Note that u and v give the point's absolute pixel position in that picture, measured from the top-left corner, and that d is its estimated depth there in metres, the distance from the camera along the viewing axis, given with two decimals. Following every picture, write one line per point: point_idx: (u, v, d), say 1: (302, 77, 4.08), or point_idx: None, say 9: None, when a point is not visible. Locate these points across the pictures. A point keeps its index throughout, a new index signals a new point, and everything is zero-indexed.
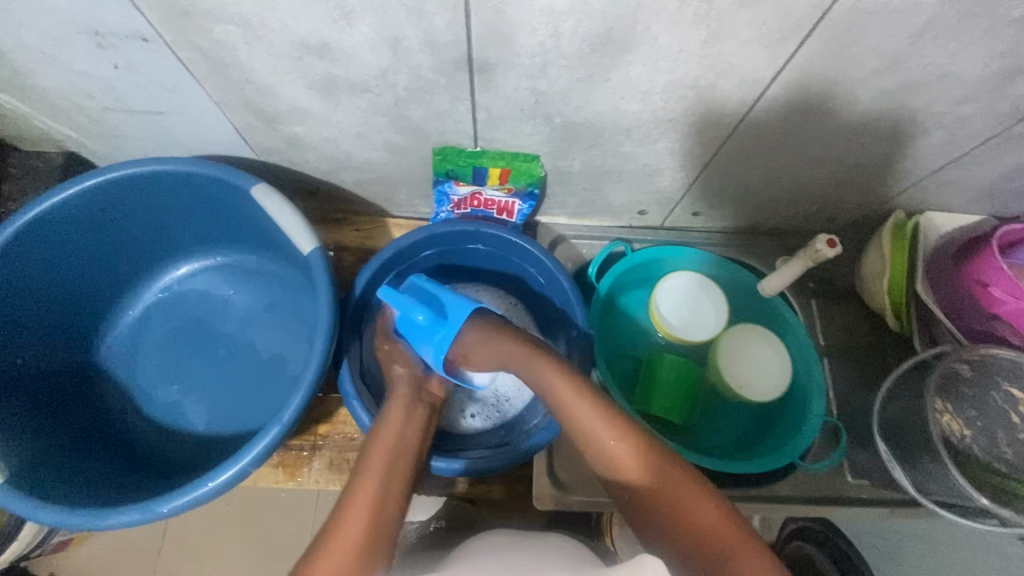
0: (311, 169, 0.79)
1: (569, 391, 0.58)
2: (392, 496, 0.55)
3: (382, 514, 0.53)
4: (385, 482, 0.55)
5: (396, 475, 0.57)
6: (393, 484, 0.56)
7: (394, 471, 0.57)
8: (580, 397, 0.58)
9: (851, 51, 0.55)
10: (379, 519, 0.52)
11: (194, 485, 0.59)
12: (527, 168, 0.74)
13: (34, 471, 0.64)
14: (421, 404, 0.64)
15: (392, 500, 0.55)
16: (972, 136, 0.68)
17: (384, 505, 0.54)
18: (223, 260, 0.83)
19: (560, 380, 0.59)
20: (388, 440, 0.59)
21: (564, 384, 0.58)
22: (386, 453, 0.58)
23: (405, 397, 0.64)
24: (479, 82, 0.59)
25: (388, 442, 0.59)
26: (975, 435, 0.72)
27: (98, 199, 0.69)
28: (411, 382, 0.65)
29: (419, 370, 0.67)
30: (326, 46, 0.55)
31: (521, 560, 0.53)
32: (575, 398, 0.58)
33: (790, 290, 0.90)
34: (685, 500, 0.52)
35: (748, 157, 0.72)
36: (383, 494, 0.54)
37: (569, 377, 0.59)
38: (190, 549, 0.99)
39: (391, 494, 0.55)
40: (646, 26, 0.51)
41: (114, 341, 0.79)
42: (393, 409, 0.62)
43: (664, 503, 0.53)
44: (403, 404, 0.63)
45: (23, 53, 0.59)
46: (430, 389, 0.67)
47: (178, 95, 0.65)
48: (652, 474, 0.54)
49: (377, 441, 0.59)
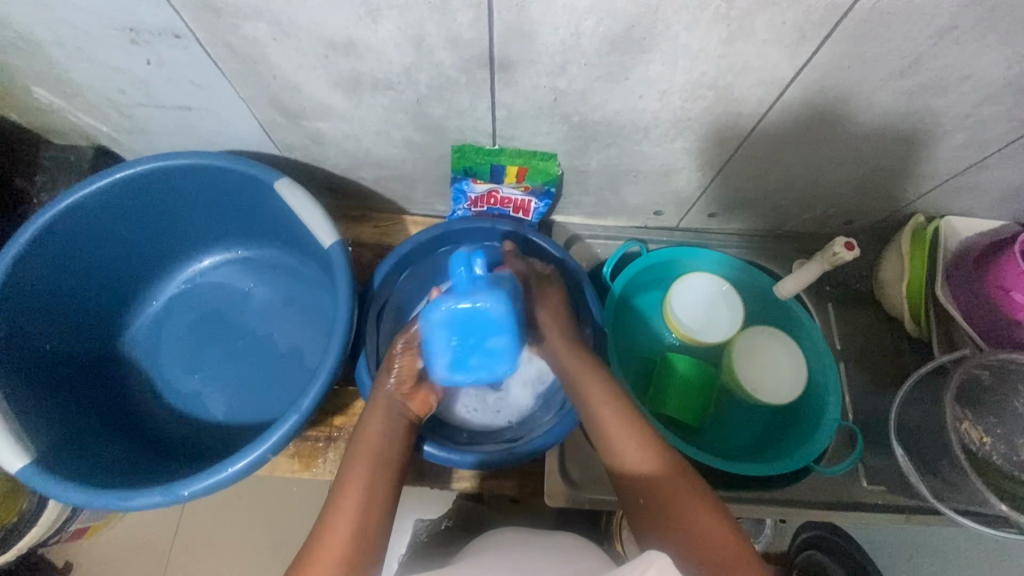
0: (332, 165, 0.80)
1: (586, 371, 0.67)
2: (374, 507, 0.58)
3: (363, 533, 0.56)
4: (367, 495, 0.58)
5: (376, 494, 0.59)
6: (375, 504, 0.58)
7: (375, 488, 0.59)
8: (597, 378, 0.67)
9: (871, 51, 0.55)
10: (362, 532, 0.55)
11: (214, 469, 0.60)
12: (544, 167, 0.75)
13: (60, 454, 0.65)
14: (401, 421, 0.65)
15: (374, 511, 0.57)
16: (995, 138, 0.67)
17: (367, 518, 0.57)
18: (244, 254, 0.85)
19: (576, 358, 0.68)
20: (369, 457, 0.61)
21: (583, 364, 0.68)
22: (367, 472, 0.60)
23: (381, 412, 0.64)
24: (500, 80, 0.60)
25: (368, 461, 0.60)
26: (995, 444, 0.70)
27: (129, 190, 0.71)
28: (389, 398, 0.65)
29: (404, 387, 0.67)
30: (351, 44, 0.56)
31: (523, 562, 0.53)
32: (597, 382, 0.66)
33: (807, 293, 0.89)
34: (675, 494, 0.56)
35: (765, 158, 0.72)
36: (364, 512, 0.57)
37: (589, 358, 0.68)
38: (204, 539, 1.01)
39: (371, 506, 0.58)
40: (667, 25, 0.52)
41: (138, 331, 0.81)
42: (373, 424, 0.63)
43: (658, 495, 0.57)
44: (383, 417, 0.64)
45: (60, 49, 0.61)
46: (410, 406, 0.66)
47: (206, 91, 0.66)
48: (654, 465, 0.59)
49: (358, 458, 0.61)
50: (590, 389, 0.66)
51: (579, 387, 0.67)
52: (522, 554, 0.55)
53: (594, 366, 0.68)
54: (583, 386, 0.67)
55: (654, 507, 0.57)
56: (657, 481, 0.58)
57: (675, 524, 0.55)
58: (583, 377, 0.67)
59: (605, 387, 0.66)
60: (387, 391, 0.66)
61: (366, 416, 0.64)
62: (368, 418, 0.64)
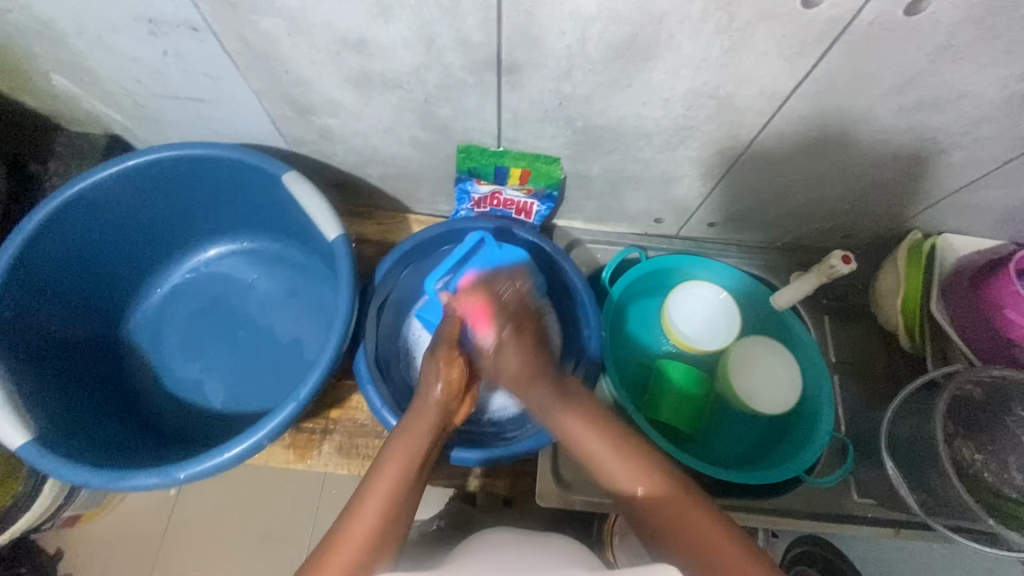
0: (339, 161, 0.82)
1: (508, 331, 0.64)
2: (394, 523, 0.57)
3: (375, 544, 0.55)
4: (390, 507, 0.57)
5: (395, 507, 0.57)
6: (396, 516, 0.57)
7: (397, 499, 0.58)
8: (520, 343, 0.64)
9: (869, 67, 0.56)
10: (376, 543, 0.55)
11: (208, 454, 0.61)
12: (548, 170, 0.76)
13: (60, 433, 0.66)
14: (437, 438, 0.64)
15: (394, 524, 0.57)
16: (992, 158, 0.68)
17: (381, 532, 0.56)
18: (249, 245, 0.86)
19: (492, 317, 0.65)
20: (397, 469, 0.59)
21: (506, 326, 0.65)
22: (393, 481, 0.59)
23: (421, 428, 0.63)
24: (507, 83, 0.62)
25: (397, 469, 0.59)
26: (987, 462, 0.71)
27: (137, 178, 0.73)
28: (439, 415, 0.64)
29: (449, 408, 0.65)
30: (364, 42, 0.58)
31: (510, 563, 0.52)
32: (527, 350, 0.65)
33: (804, 306, 0.90)
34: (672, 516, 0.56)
35: (765, 170, 0.73)
36: (380, 526, 0.56)
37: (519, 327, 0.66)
38: (195, 530, 1.01)
39: (393, 521, 0.57)
40: (670, 34, 0.53)
41: (142, 317, 0.83)
42: (412, 438, 0.62)
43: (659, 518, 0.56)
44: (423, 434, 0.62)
45: (80, 37, 0.63)
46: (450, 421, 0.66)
47: (220, 83, 0.68)
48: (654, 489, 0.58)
49: (387, 466, 0.60)
50: (512, 358, 0.64)
51: (495, 351, 0.64)
52: (516, 550, 0.56)
53: (519, 326, 0.65)
54: (501, 353, 0.64)
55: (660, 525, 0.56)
56: (658, 503, 0.57)
57: (681, 541, 0.54)
58: (502, 339, 0.64)
59: (526, 352, 0.64)
60: (437, 398, 0.64)
61: (409, 420, 0.63)
62: (406, 428, 0.62)
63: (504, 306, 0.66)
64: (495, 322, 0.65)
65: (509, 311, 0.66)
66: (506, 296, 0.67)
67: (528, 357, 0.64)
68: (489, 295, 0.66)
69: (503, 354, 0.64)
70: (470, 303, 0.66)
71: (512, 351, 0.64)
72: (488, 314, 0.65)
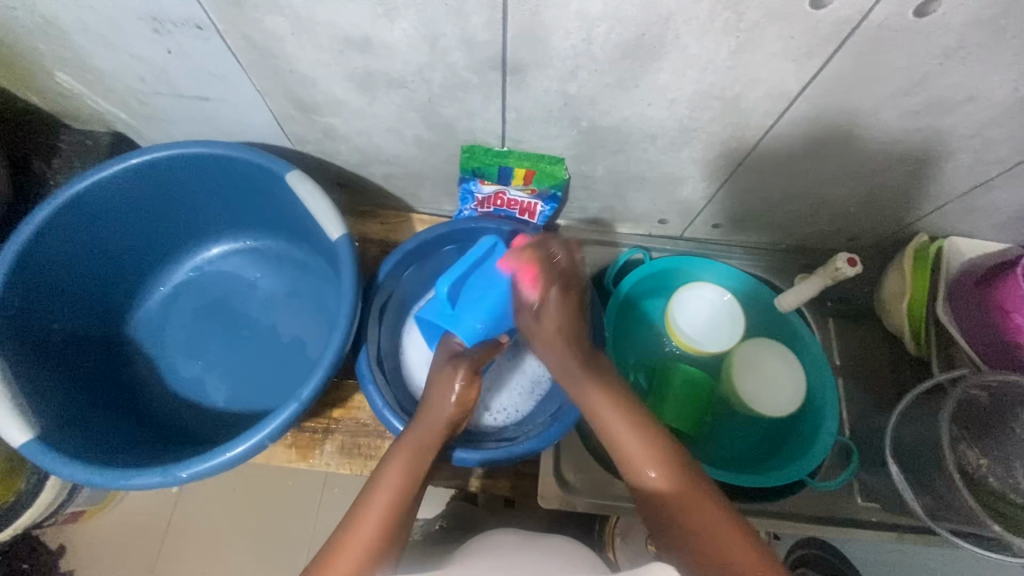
0: (342, 160, 0.81)
1: (554, 292, 0.67)
2: (398, 525, 0.57)
3: (378, 545, 0.55)
4: (392, 509, 0.57)
5: (399, 509, 0.58)
6: (400, 517, 0.57)
7: (401, 500, 0.58)
8: (564, 303, 0.67)
9: (877, 69, 0.55)
10: (379, 545, 0.55)
11: (211, 454, 0.61)
12: (551, 170, 0.76)
13: (63, 431, 0.66)
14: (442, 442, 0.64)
15: (397, 527, 0.57)
16: (1000, 160, 0.67)
17: (384, 532, 0.56)
18: (252, 244, 0.86)
19: (542, 278, 0.67)
20: (401, 471, 0.60)
21: (555, 285, 0.67)
22: (394, 487, 0.59)
23: (426, 431, 0.63)
24: (511, 83, 0.61)
25: (398, 475, 0.59)
26: (992, 466, 0.70)
27: (141, 177, 0.72)
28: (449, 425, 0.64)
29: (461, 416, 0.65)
30: (368, 41, 0.58)
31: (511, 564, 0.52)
32: (570, 311, 0.67)
33: (808, 308, 0.90)
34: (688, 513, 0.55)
35: (771, 172, 0.73)
36: (383, 527, 0.56)
37: (571, 286, 0.68)
38: (197, 527, 1.01)
39: (398, 522, 0.57)
40: (677, 35, 0.53)
41: (145, 315, 0.83)
42: (416, 439, 0.62)
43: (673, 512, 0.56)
44: (428, 436, 0.62)
45: (83, 34, 0.63)
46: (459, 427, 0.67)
47: (224, 82, 0.68)
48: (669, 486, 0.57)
49: (391, 467, 0.60)
50: (556, 315, 0.66)
51: (541, 309, 0.67)
52: (516, 552, 0.55)
53: (566, 287, 0.68)
54: (546, 310, 0.67)
55: (672, 521, 0.56)
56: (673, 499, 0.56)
57: (692, 539, 0.54)
58: (548, 297, 0.67)
59: (568, 311, 0.67)
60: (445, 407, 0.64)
61: (412, 426, 0.63)
62: (412, 431, 0.62)
63: (554, 266, 0.68)
64: (543, 279, 0.67)
65: (558, 270, 0.68)
66: (558, 259, 0.68)
67: (570, 315, 0.67)
68: (542, 256, 0.68)
69: (546, 315, 0.67)
70: (518, 262, 0.68)
71: (556, 310, 0.66)
72: (539, 275, 0.67)
